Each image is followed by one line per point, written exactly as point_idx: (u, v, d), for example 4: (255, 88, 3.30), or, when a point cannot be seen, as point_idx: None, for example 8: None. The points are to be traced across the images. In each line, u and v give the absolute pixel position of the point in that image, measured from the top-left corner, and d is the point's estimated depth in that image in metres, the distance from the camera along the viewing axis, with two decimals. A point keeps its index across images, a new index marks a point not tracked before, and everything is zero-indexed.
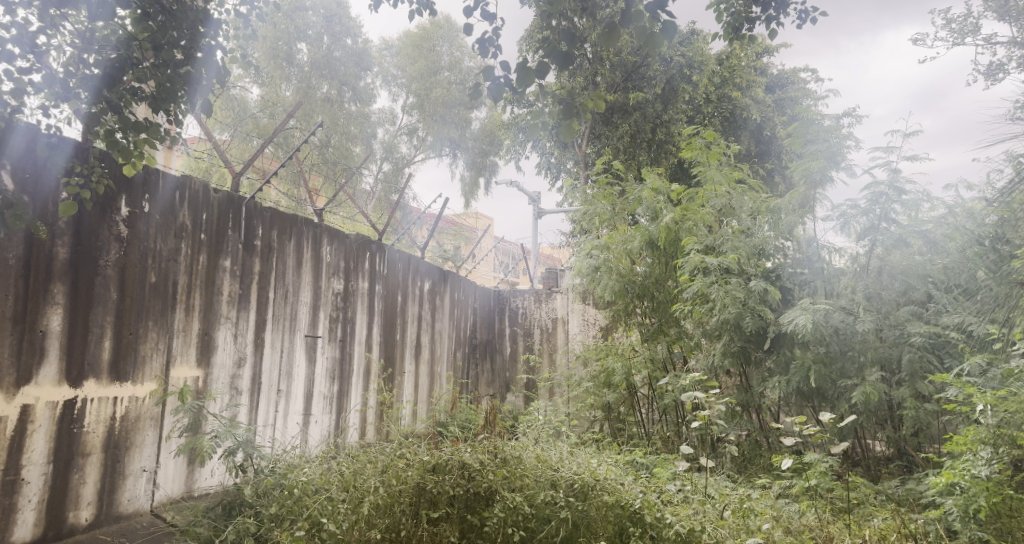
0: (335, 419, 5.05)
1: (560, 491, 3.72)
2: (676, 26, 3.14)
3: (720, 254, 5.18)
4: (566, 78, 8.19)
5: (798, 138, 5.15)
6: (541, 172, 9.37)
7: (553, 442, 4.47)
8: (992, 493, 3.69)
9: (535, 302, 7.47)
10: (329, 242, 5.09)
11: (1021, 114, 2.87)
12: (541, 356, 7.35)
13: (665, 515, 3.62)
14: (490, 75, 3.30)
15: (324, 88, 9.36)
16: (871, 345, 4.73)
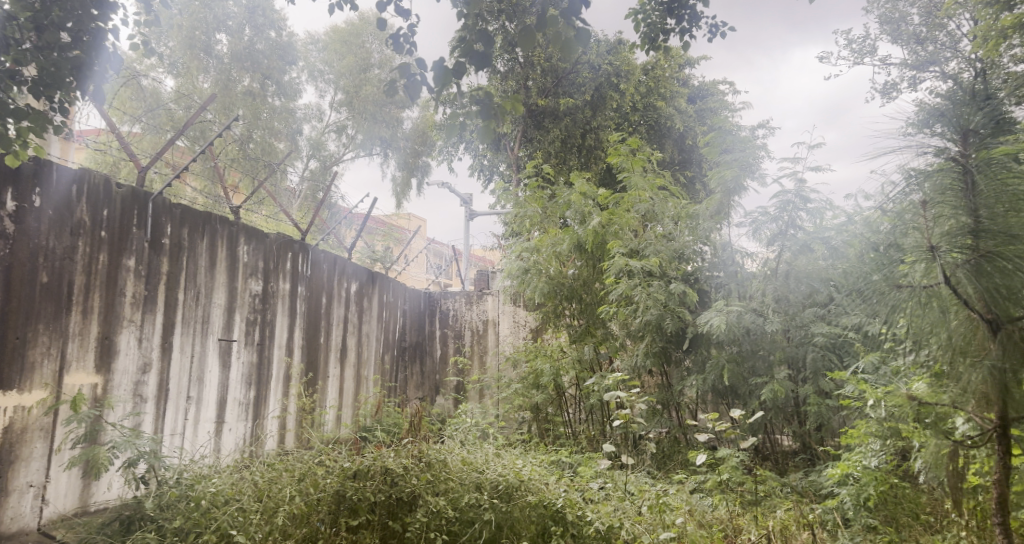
0: (251, 427, 4.94)
1: (484, 493, 3.74)
2: (589, 33, 3.27)
3: (644, 258, 5.38)
4: (498, 81, 8.23)
5: (714, 148, 5.36)
6: (473, 174, 9.36)
7: (480, 443, 4.49)
8: (879, 482, 3.94)
9: (465, 304, 7.47)
10: (247, 242, 4.98)
11: (914, 131, 2.79)
12: (471, 358, 7.33)
13: (586, 512, 3.73)
14: (407, 73, 3.31)
15: (245, 81, 9.10)
16: (778, 345, 4.95)
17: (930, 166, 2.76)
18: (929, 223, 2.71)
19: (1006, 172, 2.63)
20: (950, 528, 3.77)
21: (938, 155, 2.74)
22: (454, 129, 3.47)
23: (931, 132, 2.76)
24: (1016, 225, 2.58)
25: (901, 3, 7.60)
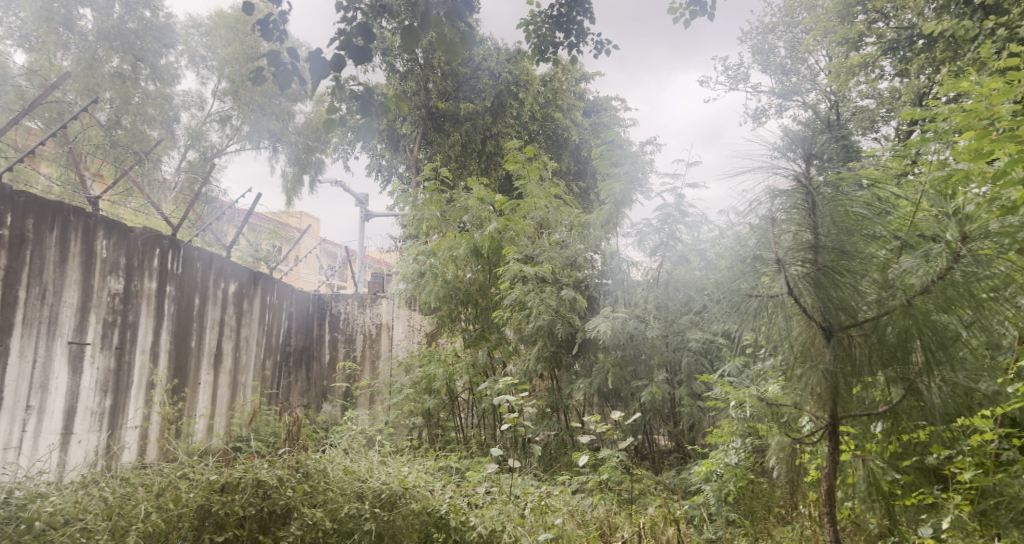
0: (106, 438, 4.66)
1: (365, 503, 3.73)
2: (475, 36, 3.38)
3: (538, 264, 5.51)
4: (397, 82, 8.19)
5: (604, 161, 5.61)
6: (371, 174, 9.08)
7: (365, 451, 4.46)
8: (739, 478, 4.25)
9: (358, 306, 7.35)
10: (107, 236, 4.73)
11: (780, 157, 3.01)
12: (362, 363, 7.27)
13: (469, 518, 3.78)
14: (276, 62, 3.31)
15: (113, 62, 8.61)
16: (658, 350, 5.25)
17: (789, 188, 2.98)
18: (777, 235, 2.96)
19: (846, 198, 2.92)
20: (798, 518, 4.08)
21: (788, 180, 2.98)
22: (330, 124, 3.52)
23: (784, 156, 3.01)
24: (850, 242, 2.89)
25: (770, 36, 8.27)
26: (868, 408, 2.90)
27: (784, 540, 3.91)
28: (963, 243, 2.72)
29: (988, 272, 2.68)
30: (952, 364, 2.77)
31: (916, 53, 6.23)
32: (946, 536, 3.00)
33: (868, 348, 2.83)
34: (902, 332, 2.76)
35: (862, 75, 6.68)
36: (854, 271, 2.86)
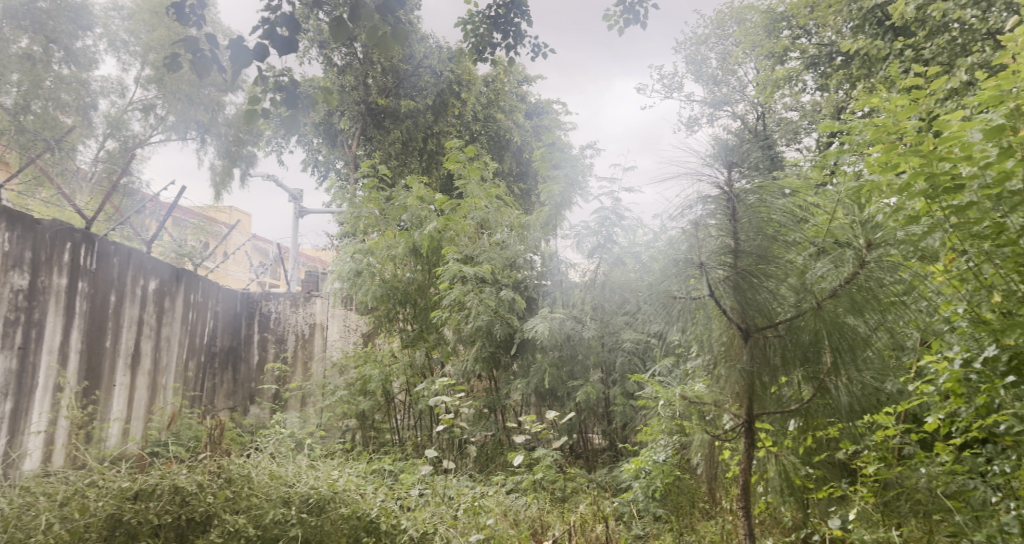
0: (6, 445, 4.38)
1: (292, 507, 3.71)
2: (406, 32, 3.38)
3: (477, 264, 5.51)
4: (336, 76, 8.05)
5: (544, 162, 5.71)
6: (307, 169, 8.83)
7: (293, 456, 4.36)
8: (666, 475, 4.34)
9: (291, 306, 7.13)
10: (9, 228, 4.52)
11: (711, 161, 3.10)
12: (294, 365, 7.03)
13: (401, 521, 3.73)
14: (193, 49, 3.25)
15: (21, 42, 7.36)
16: (593, 350, 5.37)
17: (716, 193, 3.09)
18: (701, 240, 3.07)
19: (765, 207, 3.04)
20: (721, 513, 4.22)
21: (714, 186, 3.08)
22: (250, 115, 3.47)
23: (708, 163, 3.10)
24: (770, 247, 3.02)
25: (703, 48, 8.72)
26: (782, 405, 3.05)
27: (707, 534, 4.05)
28: (868, 250, 2.88)
29: (893, 277, 2.87)
30: (858, 364, 2.93)
31: (834, 70, 6.59)
32: (853, 526, 3.16)
33: (783, 349, 2.97)
34: (813, 335, 2.92)
35: (785, 88, 7.00)
36: (773, 276, 3.00)
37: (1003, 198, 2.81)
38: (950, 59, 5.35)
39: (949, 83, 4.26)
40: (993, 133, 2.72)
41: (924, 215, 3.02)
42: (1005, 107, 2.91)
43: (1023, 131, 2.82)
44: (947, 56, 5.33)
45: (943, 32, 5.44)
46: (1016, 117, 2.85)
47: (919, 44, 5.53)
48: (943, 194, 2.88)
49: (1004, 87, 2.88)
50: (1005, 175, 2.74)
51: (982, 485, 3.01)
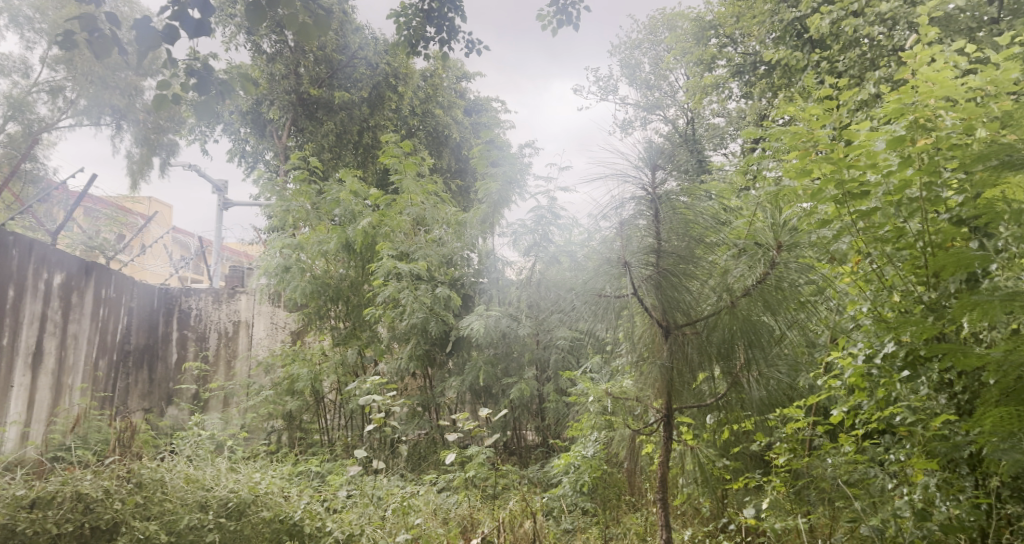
0: None
1: (209, 513, 3.63)
2: (327, 20, 3.33)
3: (412, 261, 5.46)
4: (264, 64, 7.71)
5: (482, 160, 5.76)
6: (232, 159, 8.41)
7: (212, 458, 4.26)
8: (594, 469, 4.42)
9: (213, 303, 6.90)
10: None
11: (644, 163, 3.20)
12: (217, 363, 6.79)
13: (326, 523, 3.69)
14: (92, 27, 3.11)
15: None
16: (528, 347, 5.42)
17: (643, 194, 3.18)
18: (626, 239, 3.16)
19: (687, 208, 3.15)
20: (646, 505, 4.30)
21: (643, 187, 3.18)
22: (157, 100, 3.34)
23: (637, 165, 3.20)
24: (694, 248, 3.12)
25: (636, 52, 9.05)
26: (698, 399, 3.18)
27: (633, 527, 4.14)
28: (778, 251, 3.02)
29: (804, 279, 3.02)
30: (768, 360, 3.08)
31: (756, 78, 6.85)
32: (765, 515, 3.34)
33: (700, 347, 3.08)
34: (726, 333, 3.04)
35: (713, 95, 7.39)
36: (694, 275, 3.11)
37: (903, 205, 2.98)
38: (861, 72, 5.61)
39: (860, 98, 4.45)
40: (895, 143, 2.89)
41: (836, 219, 3.16)
42: (906, 119, 3.05)
43: (922, 142, 2.97)
44: (858, 70, 5.59)
45: (855, 47, 5.69)
46: (915, 129, 2.99)
47: (834, 57, 5.80)
48: (850, 200, 3.04)
49: (906, 101, 3.09)
50: (905, 184, 2.90)
51: (880, 473, 3.21)
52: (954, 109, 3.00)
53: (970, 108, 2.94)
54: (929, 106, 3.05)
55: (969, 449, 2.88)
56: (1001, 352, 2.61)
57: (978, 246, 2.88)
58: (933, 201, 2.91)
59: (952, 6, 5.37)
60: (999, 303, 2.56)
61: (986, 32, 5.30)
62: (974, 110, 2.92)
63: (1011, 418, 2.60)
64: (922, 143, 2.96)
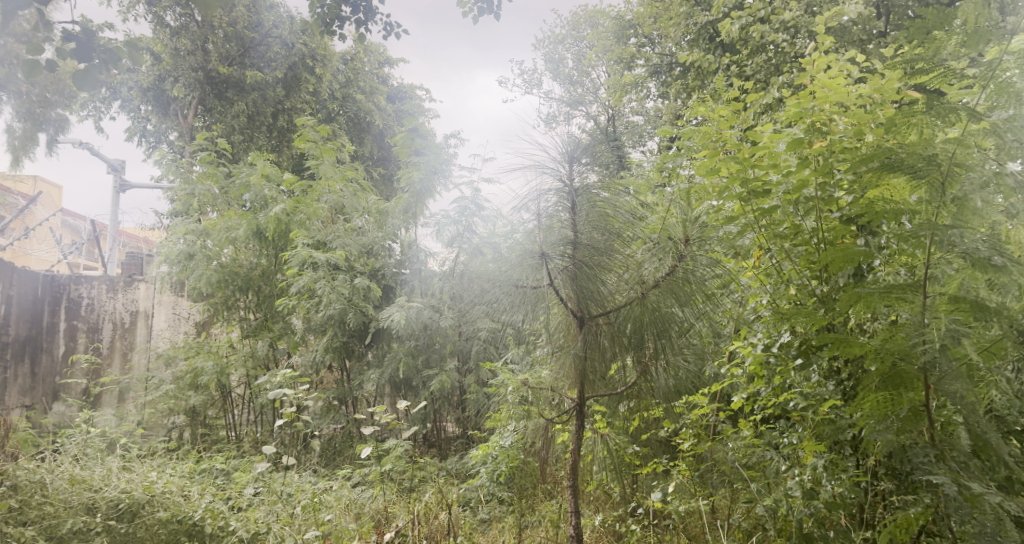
0: None
1: (97, 516, 3.42)
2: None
3: (329, 250, 5.28)
4: (167, 38, 7.12)
5: (404, 148, 5.66)
6: (132, 139, 7.90)
7: (101, 457, 4.01)
8: (512, 459, 4.42)
9: (107, 292, 6.45)
10: None
11: (566, 159, 3.18)
12: (111, 355, 6.39)
13: (229, 522, 3.55)
14: None
15: None
16: (450, 339, 5.35)
17: (562, 188, 3.17)
18: (544, 232, 3.14)
19: (604, 202, 3.16)
20: (559, 492, 4.28)
21: (562, 180, 3.17)
22: (27, 64, 3.10)
23: (556, 159, 3.18)
24: (611, 242, 3.13)
25: (560, 47, 9.17)
26: (609, 388, 3.20)
27: (547, 514, 4.14)
28: (685, 243, 3.05)
29: (711, 272, 3.07)
30: (676, 350, 3.12)
31: (672, 78, 7.02)
32: (670, 498, 3.47)
33: (613, 337, 3.10)
34: (637, 323, 3.05)
35: (632, 94, 7.52)
36: (608, 267, 3.12)
37: (800, 203, 3.07)
38: (767, 78, 5.80)
39: (765, 102, 4.58)
40: (795, 144, 3.00)
41: (742, 216, 3.24)
42: (804, 122, 3.16)
43: (818, 144, 3.07)
44: (764, 74, 5.78)
45: (762, 52, 5.87)
46: (812, 132, 3.09)
47: (742, 61, 5.95)
48: (753, 199, 3.13)
49: (804, 105, 3.17)
50: (802, 184, 2.99)
51: (775, 456, 3.26)
52: (846, 115, 3.14)
53: (860, 113, 3.07)
54: (825, 111, 3.17)
55: (852, 431, 2.87)
56: (881, 341, 2.64)
57: (864, 244, 2.96)
58: (826, 200, 3.01)
59: (848, 18, 5.60)
60: (878, 296, 2.59)
61: (877, 45, 5.55)
62: (862, 116, 3.06)
63: (886, 403, 2.59)
64: (818, 146, 3.07)
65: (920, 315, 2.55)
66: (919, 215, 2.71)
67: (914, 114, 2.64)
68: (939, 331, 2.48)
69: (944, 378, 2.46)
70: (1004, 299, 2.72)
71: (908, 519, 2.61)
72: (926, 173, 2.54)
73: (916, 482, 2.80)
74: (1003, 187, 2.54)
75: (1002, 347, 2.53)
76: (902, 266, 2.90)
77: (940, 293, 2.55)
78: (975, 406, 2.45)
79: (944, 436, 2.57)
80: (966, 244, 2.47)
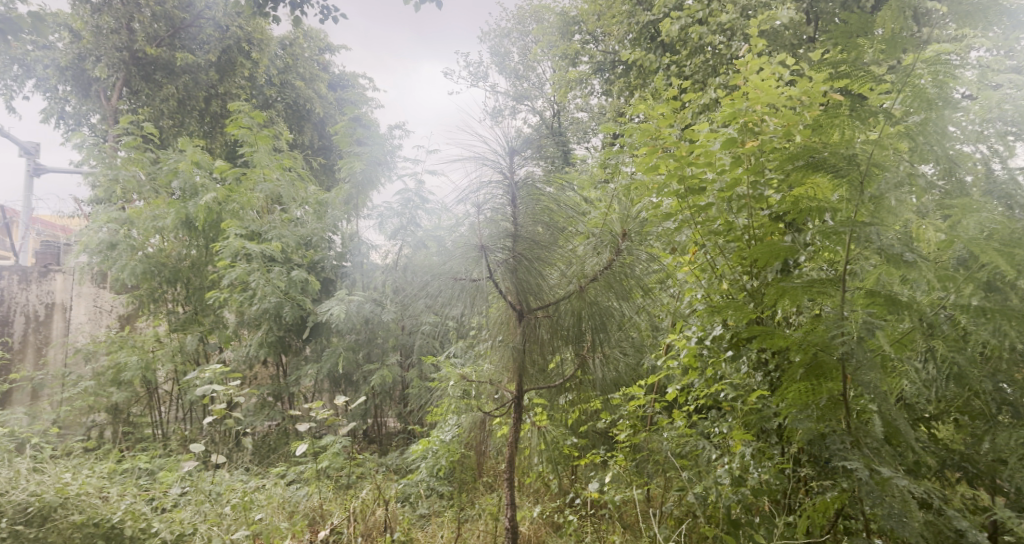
0: None
1: (4, 520, 3.23)
2: None
3: (265, 241, 5.08)
4: (88, 15, 6.75)
5: (346, 138, 5.55)
6: (49, 121, 7.35)
7: (12, 458, 3.79)
8: (452, 453, 4.35)
9: (19, 284, 6.07)
10: None
11: (510, 150, 3.12)
12: (24, 350, 6.04)
13: (151, 524, 3.40)
14: None
15: None
16: (392, 333, 5.24)
17: (503, 180, 3.12)
18: (484, 224, 3.10)
19: (543, 195, 3.12)
20: (499, 485, 4.24)
21: (504, 173, 3.11)
22: None
23: (498, 152, 3.12)
24: (552, 236, 3.10)
25: (505, 41, 9.14)
26: (547, 380, 3.18)
27: (487, 507, 4.10)
28: (623, 238, 3.05)
29: (649, 267, 3.08)
30: (613, 343, 3.11)
31: (615, 76, 7.07)
32: (607, 488, 3.50)
33: (551, 329, 3.08)
34: (574, 316, 3.04)
35: (577, 89, 7.53)
36: (548, 261, 3.08)
37: (733, 200, 3.09)
38: (704, 78, 5.88)
39: (702, 102, 4.63)
40: (728, 144, 3.02)
41: (679, 212, 3.26)
42: (737, 123, 3.19)
43: (752, 144, 3.10)
44: (701, 75, 5.86)
45: (700, 53, 5.95)
46: (745, 132, 3.13)
47: (682, 61, 6.03)
48: (690, 196, 3.15)
49: (737, 106, 3.19)
50: (734, 182, 3.01)
51: (707, 445, 3.28)
52: (776, 116, 3.17)
53: (789, 115, 3.11)
54: (756, 113, 3.21)
55: (776, 420, 2.94)
56: (802, 334, 2.68)
57: (791, 241, 2.99)
58: (757, 199, 3.03)
59: (780, 23, 5.71)
60: (802, 290, 2.64)
61: (807, 50, 5.69)
62: (791, 116, 3.09)
63: (808, 392, 2.67)
64: (750, 146, 3.08)
65: (840, 309, 2.62)
66: (840, 212, 2.74)
67: (838, 115, 2.68)
68: (856, 323, 2.53)
69: (860, 368, 2.50)
70: (914, 293, 2.76)
71: (825, 503, 2.71)
72: (846, 173, 2.61)
73: (835, 468, 2.78)
74: (914, 187, 2.58)
75: (911, 339, 2.64)
76: (825, 261, 2.95)
77: (858, 288, 2.60)
78: (887, 395, 2.49)
79: (859, 424, 2.65)
80: (882, 241, 2.53)
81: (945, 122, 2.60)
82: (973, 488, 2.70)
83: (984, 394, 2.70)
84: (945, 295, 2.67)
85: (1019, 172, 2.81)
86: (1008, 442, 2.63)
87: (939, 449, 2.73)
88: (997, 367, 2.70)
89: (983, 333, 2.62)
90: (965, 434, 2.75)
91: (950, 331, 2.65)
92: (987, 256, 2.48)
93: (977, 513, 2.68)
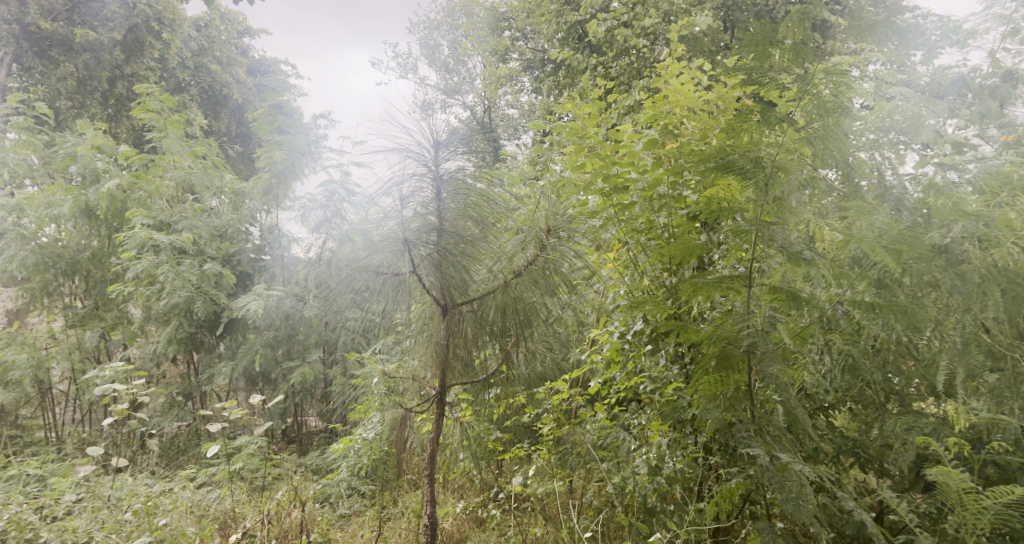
0: None
1: None
2: None
3: (175, 231, 4.82)
4: None
5: (265, 126, 5.34)
6: None
7: None
8: (373, 451, 4.24)
9: None
10: None
11: (435, 143, 3.02)
12: None
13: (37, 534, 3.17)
14: None
15: None
16: (314, 330, 5.03)
17: (428, 174, 3.02)
18: (407, 218, 2.99)
19: (469, 190, 3.04)
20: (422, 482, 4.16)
21: (429, 166, 3.02)
22: None
23: (423, 145, 3.02)
24: (478, 231, 3.02)
25: (435, 33, 9.00)
26: (473, 375, 3.13)
27: (410, 505, 4.00)
28: (548, 235, 3.01)
29: (572, 262, 3.05)
30: (536, 338, 3.07)
31: (543, 74, 7.02)
32: (530, 482, 3.46)
33: (476, 324, 3.01)
34: (497, 312, 2.99)
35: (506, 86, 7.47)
36: (473, 256, 3.00)
37: (655, 199, 3.10)
38: (629, 80, 5.89)
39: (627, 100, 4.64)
40: (650, 144, 3.01)
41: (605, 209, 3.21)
42: (658, 124, 3.19)
43: (672, 145, 3.11)
44: (626, 77, 5.87)
45: (625, 55, 5.96)
46: (665, 133, 3.14)
47: (608, 62, 6.03)
48: (614, 194, 3.13)
49: (658, 108, 3.20)
50: (655, 182, 3.02)
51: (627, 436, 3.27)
52: (694, 119, 3.19)
53: (706, 117, 3.11)
54: (675, 115, 3.21)
55: (689, 411, 2.96)
56: (713, 327, 2.68)
57: (706, 239, 3.03)
58: (676, 198, 3.05)
59: (700, 28, 5.77)
60: (713, 286, 2.63)
61: (726, 57, 5.77)
62: (708, 120, 3.10)
63: (716, 384, 2.68)
64: (670, 147, 3.10)
65: (746, 304, 2.66)
66: (746, 212, 2.75)
67: (748, 119, 2.68)
68: (759, 319, 2.60)
69: (763, 360, 2.52)
70: (814, 289, 2.81)
71: (729, 490, 2.76)
72: (752, 175, 2.62)
73: (740, 454, 2.83)
74: (815, 190, 2.70)
75: (811, 332, 2.70)
76: (736, 261, 2.97)
77: (762, 285, 2.65)
78: (787, 387, 2.52)
79: (762, 413, 2.69)
80: (784, 239, 2.57)
81: (844, 128, 2.66)
82: (863, 472, 2.86)
83: (875, 384, 2.79)
84: (841, 291, 2.73)
85: (906, 179, 2.88)
86: (895, 428, 2.74)
87: (836, 436, 2.86)
88: (886, 359, 2.79)
89: (874, 328, 2.71)
90: (859, 422, 2.86)
91: (846, 326, 2.77)
92: (877, 255, 2.52)
93: (864, 496, 2.88)
